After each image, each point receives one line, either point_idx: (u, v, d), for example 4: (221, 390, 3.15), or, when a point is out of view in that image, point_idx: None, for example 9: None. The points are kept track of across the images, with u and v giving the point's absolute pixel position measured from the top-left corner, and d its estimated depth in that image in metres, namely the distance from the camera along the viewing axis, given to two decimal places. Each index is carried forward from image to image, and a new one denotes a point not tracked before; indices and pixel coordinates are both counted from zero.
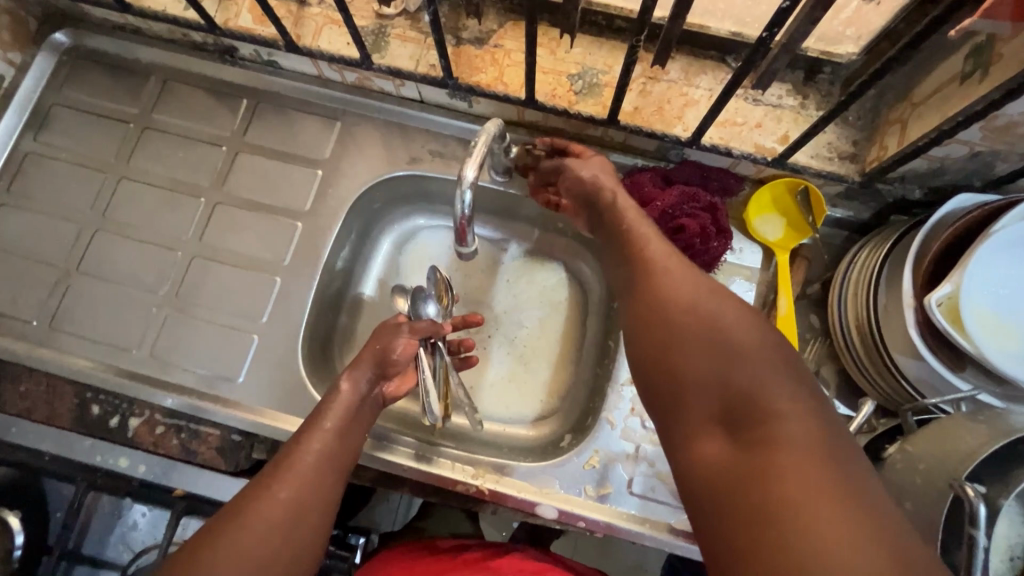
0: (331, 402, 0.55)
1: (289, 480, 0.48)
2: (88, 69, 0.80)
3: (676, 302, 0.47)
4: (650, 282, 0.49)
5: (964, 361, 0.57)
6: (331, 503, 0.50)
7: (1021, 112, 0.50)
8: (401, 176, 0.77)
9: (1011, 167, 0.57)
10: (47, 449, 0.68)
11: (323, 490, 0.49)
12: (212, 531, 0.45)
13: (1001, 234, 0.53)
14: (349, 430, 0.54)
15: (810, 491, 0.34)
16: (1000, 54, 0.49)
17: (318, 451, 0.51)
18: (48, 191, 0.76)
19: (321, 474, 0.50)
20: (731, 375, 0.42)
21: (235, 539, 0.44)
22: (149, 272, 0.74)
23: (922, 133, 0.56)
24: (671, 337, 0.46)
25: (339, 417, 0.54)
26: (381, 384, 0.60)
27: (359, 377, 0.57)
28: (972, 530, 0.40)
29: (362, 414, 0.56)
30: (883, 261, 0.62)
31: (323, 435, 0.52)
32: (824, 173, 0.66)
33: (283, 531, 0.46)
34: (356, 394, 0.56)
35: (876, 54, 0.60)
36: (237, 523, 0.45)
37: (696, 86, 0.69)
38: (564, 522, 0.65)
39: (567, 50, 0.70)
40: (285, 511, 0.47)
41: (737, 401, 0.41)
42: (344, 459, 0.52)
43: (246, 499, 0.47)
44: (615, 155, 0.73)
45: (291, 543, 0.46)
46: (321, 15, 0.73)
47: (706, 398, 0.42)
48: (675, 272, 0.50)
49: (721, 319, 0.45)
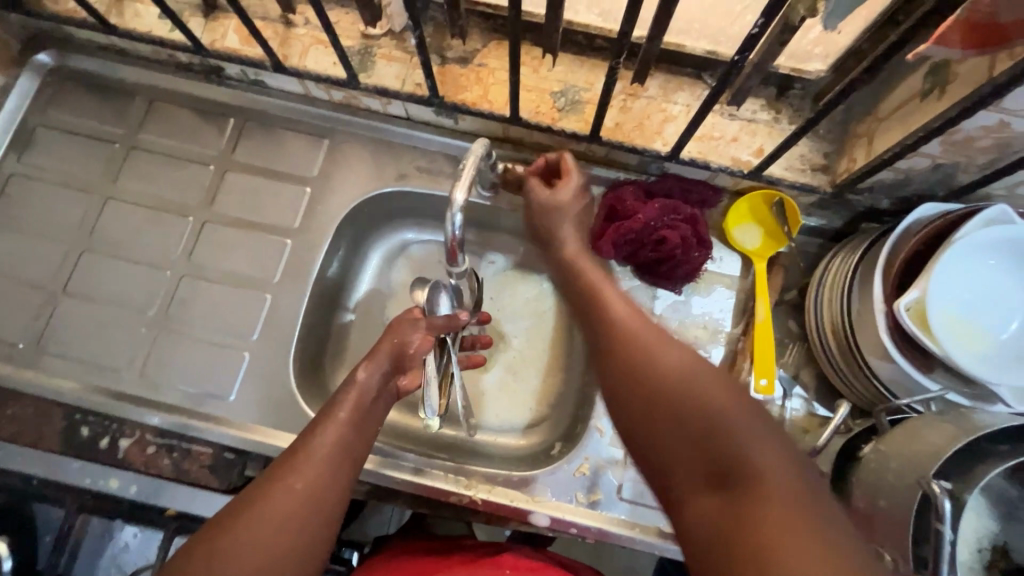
0: (346, 394, 0.57)
1: (303, 470, 0.50)
2: (73, 89, 0.80)
3: (644, 359, 0.47)
4: (624, 345, 0.49)
5: (933, 363, 0.59)
6: (344, 495, 0.51)
7: (977, 127, 0.53)
8: (388, 192, 0.78)
9: (971, 178, 0.60)
10: (35, 473, 0.68)
11: (335, 482, 0.51)
12: (232, 513, 0.47)
13: (963, 242, 0.56)
14: (362, 422, 0.55)
15: (811, 559, 0.34)
16: (955, 74, 0.52)
17: (331, 443, 0.52)
18: (33, 212, 0.76)
19: (334, 466, 0.51)
20: (709, 435, 0.42)
21: (250, 528, 0.46)
22: (137, 292, 0.74)
23: (887, 146, 0.59)
24: (647, 401, 0.46)
25: (353, 410, 0.55)
26: (395, 378, 0.62)
27: (375, 368, 0.60)
28: (939, 526, 0.42)
29: (373, 409, 0.58)
30: (855, 267, 0.64)
31: (336, 426, 0.54)
32: (797, 184, 0.69)
33: (296, 520, 0.47)
34: (369, 388, 0.58)
35: (843, 71, 0.63)
36: (253, 513, 0.47)
37: (675, 102, 0.71)
38: (556, 530, 0.67)
39: (549, 68, 0.72)
40: (298, 502, 0.48)
41: (719, 464, 0.41)
42: (358, 449, 0.54)
43: (261, 489, 0.48)
44: (598, 169, 0.75)
45: (304, 534, 0.47)
46: (307, 35, 0.74)
47: (689, 463, 0.42)
48: (643, 331, 0.50)
49: (690, 378, 0.45)
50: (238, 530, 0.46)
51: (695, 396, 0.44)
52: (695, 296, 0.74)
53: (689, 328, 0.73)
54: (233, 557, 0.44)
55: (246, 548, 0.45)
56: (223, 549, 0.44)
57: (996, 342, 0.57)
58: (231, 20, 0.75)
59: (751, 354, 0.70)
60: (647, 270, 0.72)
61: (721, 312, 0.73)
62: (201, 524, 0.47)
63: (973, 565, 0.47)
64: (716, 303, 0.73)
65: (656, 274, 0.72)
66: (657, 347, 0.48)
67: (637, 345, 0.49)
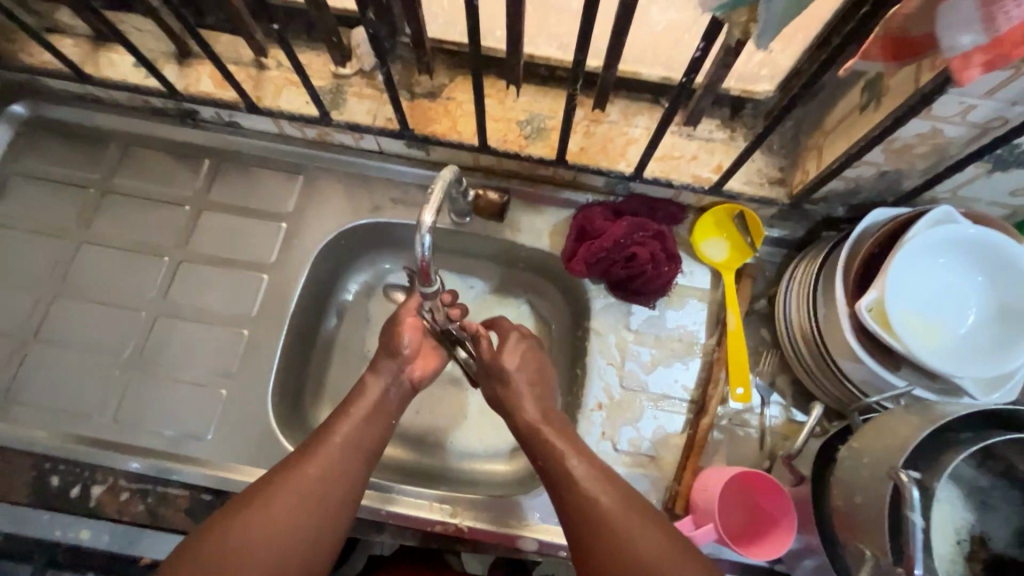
0: (359, 394, 0.63)
1: (316, 460, 0.56)
2: (47, 139, 0.81)
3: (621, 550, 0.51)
4: (590, 518, 0.53)
5: (899, 361, 0.61)
6: (355, 484, 0.57)
7: (913, 135, 0.56)
8: (364, 224, 0.80)
9: (915, 183, 0.63)
10: (2, 527, 0.65)
11: (346, 473, 0.57)
12: (257, 488, 0.54)
13: (913, 243, 0.58)
14: (375, 420, 0.61)
15: None
16: (888, 86, 0.55)
17: (343, 436, 0.59)
18: (4, 259, 0.76)
19: (345, 457, 0.57)
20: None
21: (268, 508, 0.53)
22: (112, 335, 0.73)
23: (835, 156, 0.63)
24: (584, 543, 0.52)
25: (365, 407, 0.61)
26: (404, 372, 0.66)
27: (383, 373, 0.65)
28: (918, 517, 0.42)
29: (389, 403, 0.63)
30: (817, 274, 0.67)
31: (350, 422, 0.60)
32: (757, 197, 0.72)
33: (309, 504, 0.54)
34: (383, 390, 0.63)
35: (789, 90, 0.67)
36: (269, 496, 0.54)
37: (635, 125, 0.75)
38: (545, 553, 0.66)
39: (514, 99, 0.75)
40: (311, 487, 0.55)
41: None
42: (371, 441, 0.60)
43: (278, 477, 0.55)
44: (567, 192, 0.78)
45: (317, 517, 0.54)
46: (279, 77, 0.77)
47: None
48: (604, 502, 0.53)
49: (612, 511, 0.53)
50: (256, 511, 0.53)
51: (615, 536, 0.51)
52: (668, 309, 0.76)
53: (666, 342, 0.74)
54: (250, 532, 0.51)
55: (264, 527, 0.52)
56: (242, 527, 0.51)
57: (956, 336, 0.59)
58: (204, 65, 0.77)
59: (726, 364, 0.71)
60: (620, 287, 0.74)
61: (695, 324, 0.75)
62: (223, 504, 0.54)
63: (955, 561, 0.46)
64: (688, 315, 0.75)
65: (630, 290, 0.73)
66: (630, 530, 0.51)
67: (600, 514, 0.53)
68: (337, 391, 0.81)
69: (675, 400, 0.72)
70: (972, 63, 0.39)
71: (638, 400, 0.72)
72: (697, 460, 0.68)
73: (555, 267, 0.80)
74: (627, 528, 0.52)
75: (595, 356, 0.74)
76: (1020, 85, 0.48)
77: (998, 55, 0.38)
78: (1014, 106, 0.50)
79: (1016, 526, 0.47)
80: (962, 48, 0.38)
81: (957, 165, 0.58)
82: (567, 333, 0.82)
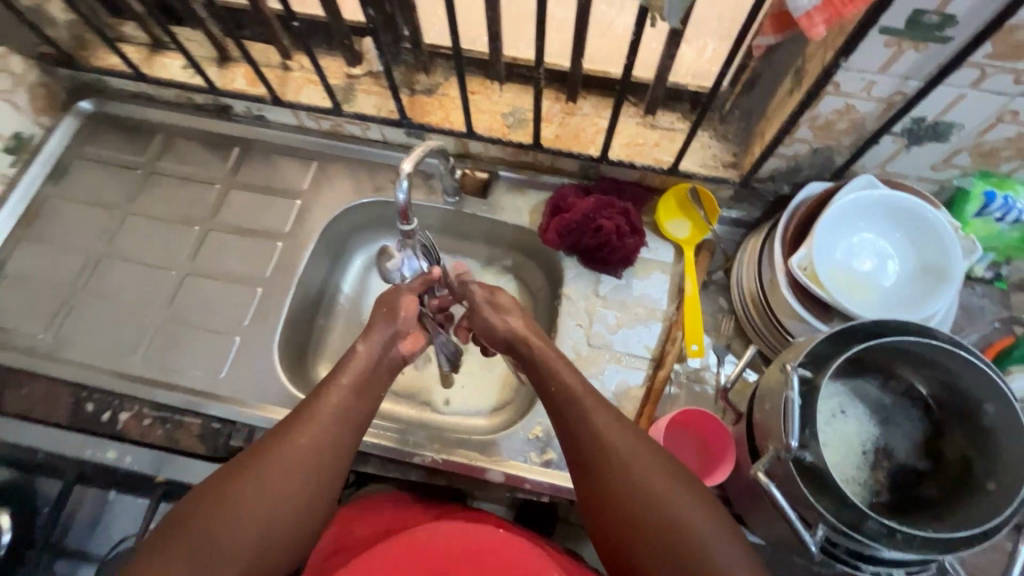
0: (350, 362, 0.64)
1: (307, 429, 0.58)
2: (106, 130, 0.95)
3: (616, 464, 0.55)
4: (586, 458, 0.56)
5: (832, 313, 0.68)
6: (344, 453, 0.59)
7: (831, 112, 0.65)
8: (367, 202, 0.91)
9: (845, 159, 0.72)
10: (42, 444, 0.75)
11: (335, 443, 0.59)
12: (249, 460, 0.56)
13: (836, 208, 0.65)
14: (363, 389, 0.63)
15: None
16: (806, 69, 0.64)
17: (333, 405, 0.60)
18: (63, 226, 0.89)
19: (334, 428, 0.59)
20: (642, 504, 0.53)
21: (262, 474, 0.55)
22: (147, 289, 0.85)
23: (771, 135, 0.71)
24: (591, 474, 0.56)
25: (354, 376, 0.63)
26: (396, 346, 0.68)
27: (373, 342, 0.66)
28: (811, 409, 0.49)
29: (377, 372, 0.65)
30: (762, 244, 0.75)
31: (338, 391, 0.61)
32: (710, 177, 0.80)
33: (301, 471, 0.56)
34: (370, 359, 0.65)
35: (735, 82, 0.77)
36: (261, 463, 0.55)
37: (605, 117, 0.84)
38: (511, 487, 0.72)
39: (499, 94, 0.86)
40: (302, 455, 0.56)
41: (650, 517, 0.52)
42: (359, 412, 0.62)
43: (270, 446, 0.57)
44: (545, 176, 0.88)
45: (309, 484, 0.56)
46: (301, 77, 0.90)
47: (626, 523, 0.53)
48: (596, 426, 0.57)
49: (619, 445, 0.55)
50: (249, 476, 0.55)
51: (620, 467, 0.54)
52: (634, 279, 0.83)
53: (630, 307, 0.82)
54: (242, 498, 0.53)
55: (257, 493, 0.54)
56: (235, 492, 0.54)
57: (881, 291, 0.66)
58: (240, 67, 0.91)
59: (682, 325, 0.78)
60: (590, 258, 0.82)
61: (658, 292, 0.83)
62: (220, 469, 0.57)
63: (861, 465, 0.55)
64: (651, 285, 0.83)
65: (597, 260, 0.82)
66: (622, 446, 0.56)
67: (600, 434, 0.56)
68: (337, 350, 0.91)
69: (636, 357, 0.79)
70: (816, 22, 0.46)
71: (602, 357, 0.79)
72: (653, 408, 0.75)
73: (534, 242, 0.89)
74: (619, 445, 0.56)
75: (565, 318, 0.82)
76: (905, 61, 0.57)
77: (832, 12, 0.46)
78: (908, 81, 0.59)
79: (913, 440, 0.56)
80: (803, 8, 0.46)
81: (874, 139, 0.66)
82: (545, 304, 0.90)
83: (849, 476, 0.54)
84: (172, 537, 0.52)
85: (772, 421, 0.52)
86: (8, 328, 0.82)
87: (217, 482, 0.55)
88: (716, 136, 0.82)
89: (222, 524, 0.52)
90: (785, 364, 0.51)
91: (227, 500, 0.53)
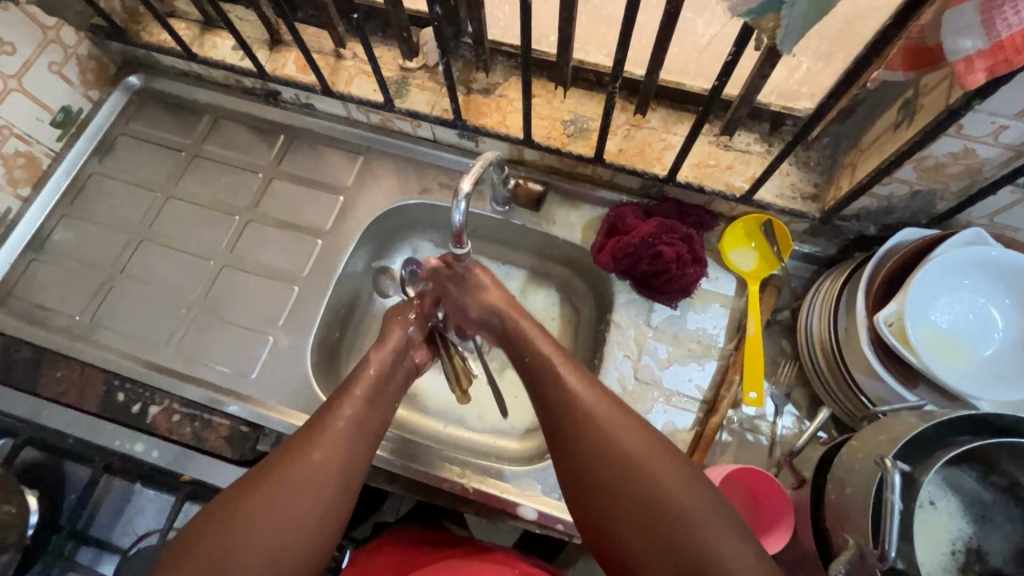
0: (360, 374, 0.60)
1: (320, 444, 0.54)
2: (153, 107, 0.93)
3: (614, 451, 0.51)
4: (594, 468, 0.52)
5: (917, 378, 0.61)
6: (358, 468, 0.55)
7: (945, 154, 0.57)
8: (412, 204, 0.87)
9: (949, 206, 0.64)
10: (72, 432, 0.74)
11: (349, 457, 0.55)
12: (259, 478, 0.52)
13: (938, 261, 0.58)
14: (376, 400, 0.59)
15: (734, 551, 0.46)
16: (922, 104, 0.55)
17: (347, 418, 0.56)
18: (104, 205, 0.87)
19: (348, 442, 0.55)
20: (678, 537, 0.47)
21: (273, 491, 0.51)
22: (183, 277, 0.83)
23: (867, 171, 0.63)
24: (618, 507, 0.50)
25: (368, 387, 0.59)
26: (409, 354, 0.67)
27: (387, 351, 0.64)
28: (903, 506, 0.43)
29: (389, 383, 0.62)
30: (841, 289, 0.67)
31: (352, 403, 0.58)
32: (788, 210, 0.73)
33: (315, 488, 0.52)
34: (381, 370, 0.61)
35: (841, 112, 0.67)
36: (272, 479, 0.51)
37: (675, 133, 0.77)
38: (543, 525, 0.69)
39: (562, 100, 0.80)
40: (315, 471, 0.52)
41: (688, 553, 0.46)
42: (372, 425, 0.58)
43: (281, 463, 0.52)
44: (603, 191, 0.82)
45: (325, 501, 0.52)
46: (353, 66, 0.85)
47: (663, 558, 0.47)
48: (600, 418, 0.53)
49: (656, 473, 0.50)
50: (260, 494, 0.51)
51: (662, 493, 0.49)
52: (690, 311, 0.77)
53: (684, 341, 0.76)
54: (254, 517, 0.49)
55: (272, 511, 0.50)
56: (246, 511, 0.50)
57: (977, 360, 0.60)
58: (291, 52, 0.87)
59: (741, 368, 0.72)
60: (647, 285, 0.76)
61: (715, 328, 0.76)
62: (226, 488, 0.52)
63: (949, 567, 0.48)
64: (709, 319, 0.77)
65: (652, 288, 0.76)
66: (615, 431, 0.52)
67: (598, 427, 0.53)
68: None
69: (687, 398, 0.74)
70: (976, 68, 0.42)
71: (650, 394, 0.74)
72: (703, 456, 0.70)
73: (584, 261, 0.84)
74: (613, 430, 0.52)
75: (613, 347, 0.76)
76: None
77: (999, 61, 0.41)
78: None
79: (1015, 544, 0.49)
80: (963, 52, 0.42)
81: (990, 188, 0.58)
82: (591, 327, 0.85)
83: None
84: (180, 566, 0.48)
85: (856, 511, 0.46)
86: (46, 307, 0.81)
87: (226, 500, 0.51)
88: (797, 163, 0.74)
89: (235, 546, 0.48)
90: (879, 455, 0.44)
91: (240, 520, 0.49)
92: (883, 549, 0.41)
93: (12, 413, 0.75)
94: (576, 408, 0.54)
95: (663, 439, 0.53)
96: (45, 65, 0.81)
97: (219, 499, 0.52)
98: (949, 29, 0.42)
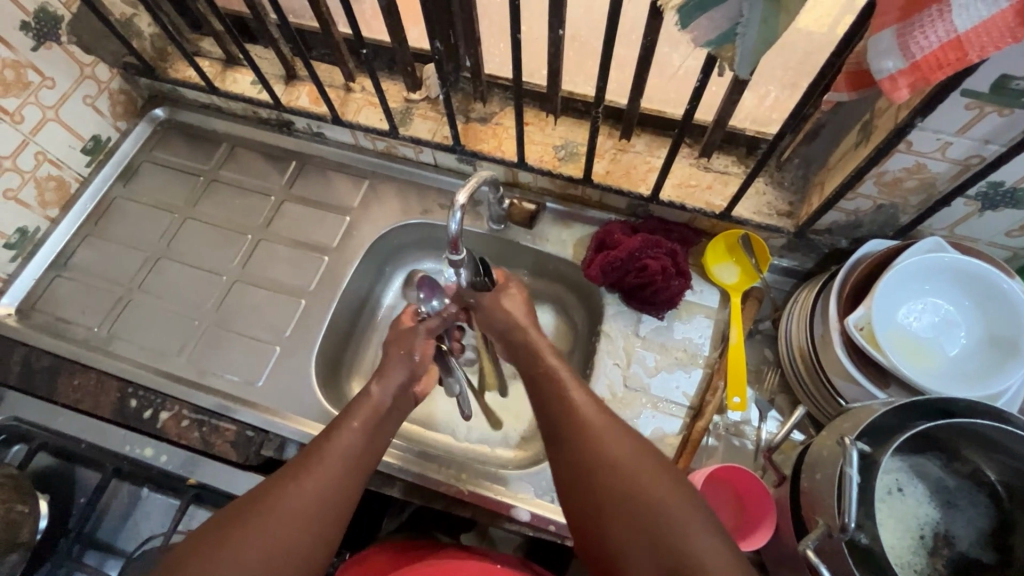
0: (362, 403, 0.64)
1: (313, 475, 0.56)
2: (175, 137, 1.00)
3: (604, 460, 0.54)
4: (586, 480, 0.54)
5: (889, 379, 0.64)
6: (351, 499, 0.57)
7: (900, 169, 0.62)
8: (414, 223, 0.92)
9: (911, 219, 0.69)
10: (86, 438, 0.77)
11: (344, 486, 0.57)
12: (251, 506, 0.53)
13: (899, 269, 0.63)
14: (374, 432, 0.62)
15: (711, 544, 0.48)
16: (878, 125, 0.61)
17: (343, 448, 0.58)
18: (125, 226, 0.93)
19: (344, 472, 0.57)
20: (667, 547, 0.48)
21: (263, 518, 0.52)
22: (197, 292, 0.88)
23: (833, 186, 0.68)
24: (600, 507, 0.53)
25: (365, 420, 0.62)
26: (413, 385, 0.70)
27: (389, 384, 0.67)
28: (845, 470, 0.47)
29: (387, 418, 0.64)
30: (815, 299, 0.71)
31: (349, 433, 0.60)
32: (763, 225, 0.78)
33: (306, 517, 0.53)
34: (383, 402, 0.65)
35: (805, 135, 0.73)
36: (264, 509, 0.53)
37: (658, 156, 0.83)
38: (536, 527, 0.71)
39: (553, 127, 0.87)
40: (307, 499, 0.54)
41: (672, 553, 0.48)
42: (369, 457, 0.60)
43: (273, 491, 0.54)
44: (592, 211, 0.87)
45: (313, 531, 0.53)
46: (362, 98, 0.92)
47: (645, 556, 0.49)
48: (591, 429, 0.56)
49: (645, 479, 0.52)
50: (250, 520, 0.52)
51: (649, 499, 0.51)
52: (676, 321, 0.81)
53: (671, 350, 0.80)
54: (246, 541, 0.51)
55: (264, 538, 0.51)
56: (236, 538, 0.51)
57: (945, 361, 0.63)
58: (304, 86, 0.94)
59: (724, 374, 0.75)
60: (634, 297, 0.80)
61: (701, 337, 0.80)
62: (221, 510, 0.54)
63: (916, 548, 0.56)
64: (694, 329, 0.81)
65: (640, 300, 0.80)
66: (608, 443, 0.55)
67: (587, 433, 0.56)
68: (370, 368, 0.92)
69: (674, 404, 0.77)
70: (899, 86, 0.45)
71: (639, 400, 0.77)
72: (690, 458, 0.72)
73: (576, 277, 0.89)
74: (607, 443, 0.55)
75: (602, 356, 0.80)
76: (986, 123, 0.54)
77: (920, 78, 0.45)
78: (987, 144, 0.56)
79: (977, 528, 0.57)
80: (886, 71, 0.45)
81: (945, 201, 0.63)
82: (584, 341, 0.89)
83: (905, 561, 0.55)
84: None
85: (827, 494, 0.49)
86: (67, 319, 0.86)
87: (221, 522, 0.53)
88: (772, 183, 0.80)
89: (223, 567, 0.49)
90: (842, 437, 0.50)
91: (227, 546, 0.51)
92: (842, 520, 0.46)
93: (31, 421, 0.79)
94: (576, 418, 0.57)
95: (641, 438, 0.56)
96: (79, 98, 0.88)
97: (214, 520, 0.54)
98: (872, 51, 0.45)
